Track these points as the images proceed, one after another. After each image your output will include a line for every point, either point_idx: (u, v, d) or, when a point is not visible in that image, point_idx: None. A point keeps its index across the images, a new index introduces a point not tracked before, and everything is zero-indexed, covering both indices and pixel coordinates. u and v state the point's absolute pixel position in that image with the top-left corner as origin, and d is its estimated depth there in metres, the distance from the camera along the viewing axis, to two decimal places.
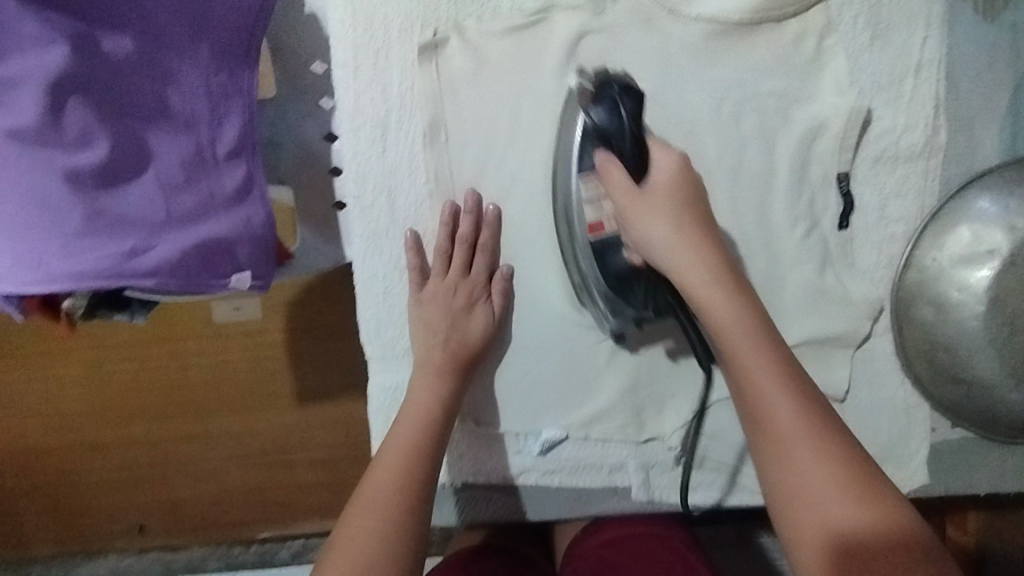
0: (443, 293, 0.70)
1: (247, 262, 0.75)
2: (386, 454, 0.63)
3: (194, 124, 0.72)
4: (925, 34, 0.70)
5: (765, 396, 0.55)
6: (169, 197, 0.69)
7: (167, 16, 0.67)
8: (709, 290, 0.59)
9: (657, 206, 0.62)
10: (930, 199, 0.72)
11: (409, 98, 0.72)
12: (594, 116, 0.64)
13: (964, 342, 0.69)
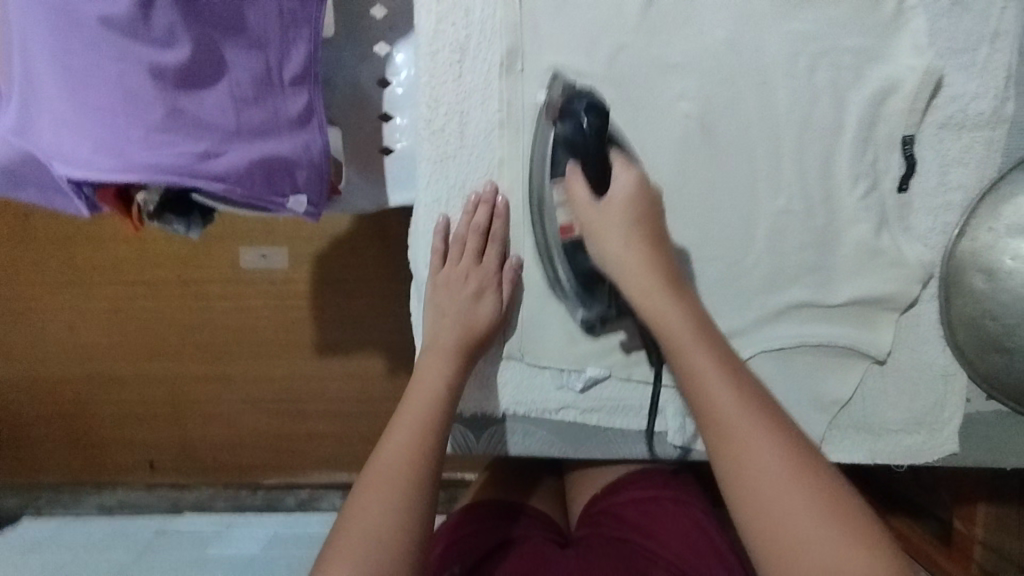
0: (456, 278, 0.72)
1: (304, 185, 0.77)
2: (390, 438, 0.65)
3: (266, 45, 0.71)
4: (1006, 2, 0.70)
5: (705, 386, 0.60)
6: (239, 108, 0.71)
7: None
8: (648, 295, 0.66)
9: (612, 222, 0.67)
10: (991, 171, 0.73)
11: (489, 26, 0.72)
12: (561, 129, 0.69)
13: (1011, 311, 0.70)
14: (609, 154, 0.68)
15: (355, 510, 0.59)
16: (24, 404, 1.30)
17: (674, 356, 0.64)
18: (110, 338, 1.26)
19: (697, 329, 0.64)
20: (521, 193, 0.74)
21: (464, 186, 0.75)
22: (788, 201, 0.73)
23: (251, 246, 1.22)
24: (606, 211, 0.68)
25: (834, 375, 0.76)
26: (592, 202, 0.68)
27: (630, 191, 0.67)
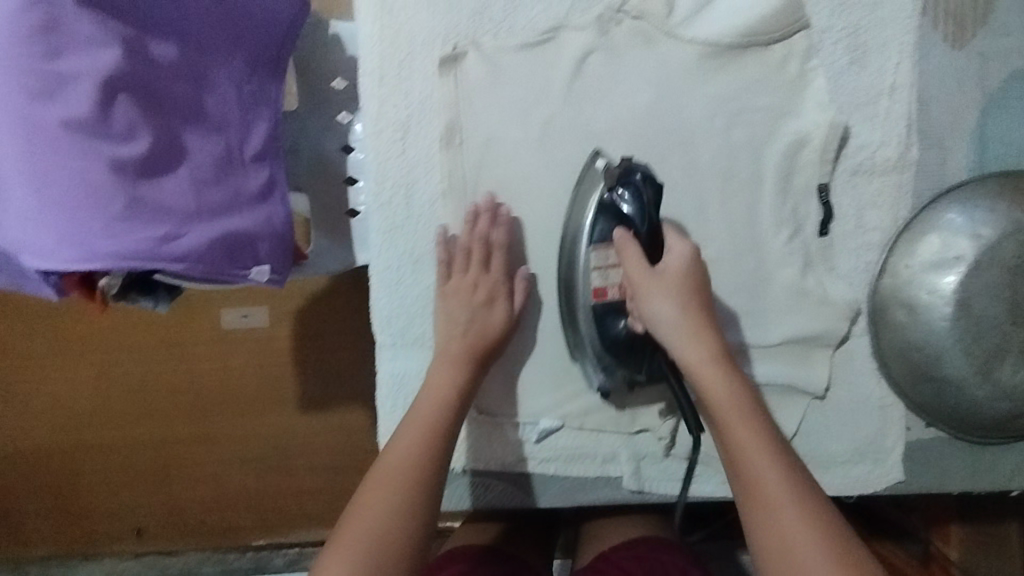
0: (466, 288, 0.74)
1: (269, 257, 0.74)
2: (399, 439, 0.64)
3: (227, 129, 0.73)
4: (899, 59, 0.76)
5: (754, 464, 0.58)
6: (198, 190, 0.69)
7: (205, 26, 0.70)
8: (706, 368, 0.63)
9: (666, 286, 0.66)
10: (903, 211, 0.78)
11: (428, 105, 0.78)
12: (623, 199, 0.69)
13: (933, 343, 0.74)
14: (661, 227, 0.70)
15: (357, 512, 0.57)
16: (8, 477, 1.25)
17: (722, 433, 0.61)
18: (94, 405, 1.23)
19: (747, 408, 0.61)
20: None
21: (413, 254, 0.79)
22: (718, 249, 0.77)
23: (232, 307, 1.22)
24: (659, 279, 0.66)
25: (778, 412, 0.79)
26: (648, 268, 0.67)
27: (685, 266, 0.67)
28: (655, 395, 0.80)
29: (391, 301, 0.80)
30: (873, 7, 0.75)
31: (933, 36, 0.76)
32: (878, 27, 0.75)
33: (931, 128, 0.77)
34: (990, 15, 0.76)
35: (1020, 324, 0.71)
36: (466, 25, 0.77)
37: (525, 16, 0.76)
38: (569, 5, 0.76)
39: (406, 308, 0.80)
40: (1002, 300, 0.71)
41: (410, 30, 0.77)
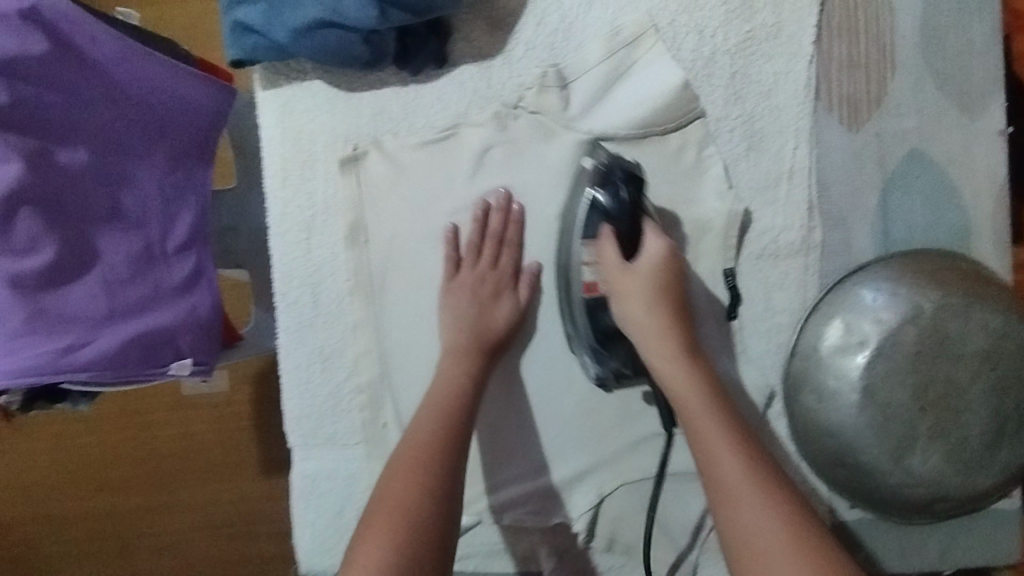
0: (472, 282, 0.74)
1: (189, 349, 0.78)
2: (418, 415, 0.68)
3: (145, 225, 0.76)
4: (796, 143, 0.77)
5: (715, 461, 0.61)
6: (113, 292, 0.71)
7: (122, 126, 0.74)
8: (668, 366, 0.67)
9: (637, 288, 0.69)
10: (812, 292, 0.78)
11: (332, 205, 0.78)
12: (601, 197, 0.70)
13: (846, 430, 0.72)
14: (643, 224, 0.70)
15: (382, 496, 0.62)
16: None
17: (688, 426, 0.64)
18: (56, 478, 1.21)
19: (710, 400, 0.64)
20: (377, 355, 0.78)
21: (321, 352, 0.79)
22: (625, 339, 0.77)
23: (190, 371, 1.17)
24: (630, 278, 0.69)
25: (698, 499, 0.77)
26: (621, 264, 0.69)
27: (658, 262, 0.69)
28: (573, 486, 0.78)
29: (301, 399, 0.79)
30: (766, 95, 0.76)
31: (829, 119, 0.77)
32: (773, 113, 0.77)
33: (833, 210, 0.78)
34: (884, 97, 0.77)
35: (926, 410, 0.71)
36: (366, 125, 0.78)
37: (425, 114, 0.78)
38: (469, 102, 0.77)
39: (316, 407, 0.79)
40: (907, 386, 0.71)
41: (311, 131, 0.78)
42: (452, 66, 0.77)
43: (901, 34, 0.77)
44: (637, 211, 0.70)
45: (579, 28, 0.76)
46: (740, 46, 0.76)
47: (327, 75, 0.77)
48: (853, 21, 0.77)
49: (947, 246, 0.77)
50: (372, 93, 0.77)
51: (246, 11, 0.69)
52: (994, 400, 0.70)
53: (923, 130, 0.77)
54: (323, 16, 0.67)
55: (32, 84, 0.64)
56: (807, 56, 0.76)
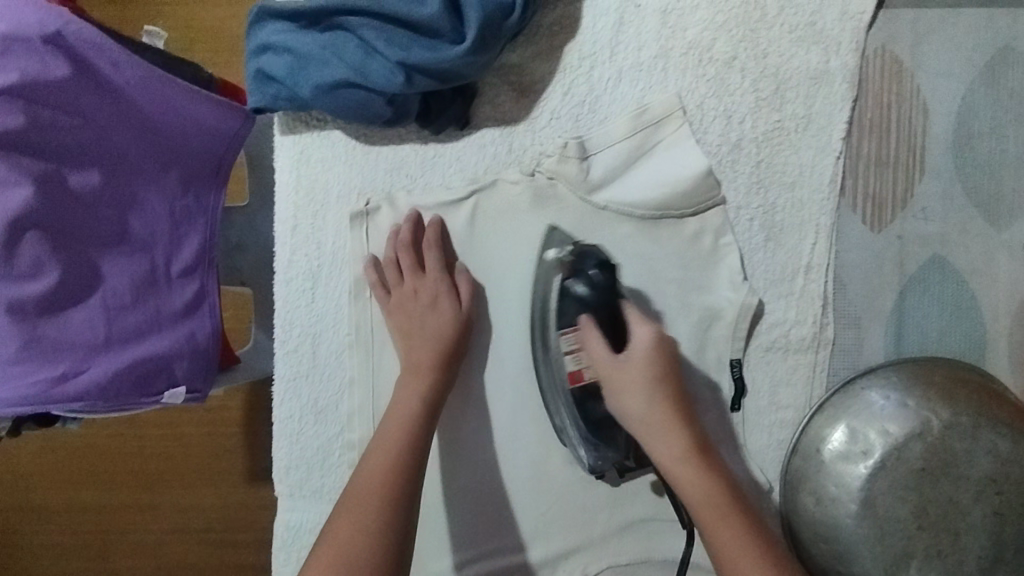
0: (409, 296, 0.72)
1: (183, 376, 0.76)
2: (372, 454, 0.64)
3: (150, 248, 0.74)
4: (815, 238, 0.75)
5: (717, 539, 0.60)
6: (111, 318, 0.69)
7: (137, 151, 0.71)
8: (677, 465, 0.63)
9: (633, 382, 0.65)
10: (818, 389, 0.76)
11: (341, 255, 0.77)
12: (578, 288, 0.67)
13: (842, 537, 0.70)
14: (622, 312, 0.67)
15: (329, 539, 0.59)
16: None
17: (705, 529, 0.61)
18: (42, 466, 1.19)
19: (725, 494, 0.62)
20: (371, 413, 0.76)
21: (316, 404, 0.77)
22: None
23: None
24: (624, 372, 0.65)
25: None
26: (610, 358, 0.65)
27: (650, 347, 0.66)
28: (556, 563, 0.75)
29: (290, 449, 0.78)
30: (789, 186, 0.75)
31: (851, 217, 0.76)
32: (795, 206, 0.75)
33: (845, 308, 0.77)
34: (910, 200, 0.76)
35: (923, 529, 0.69)
36: (381, 180, 0.77)
37: (442, 174, 0.76)
38: (488, 166, 0.76)
39: (306, 457, 0.78)
40: (907, 503, 0.69)
41: (325, 181, 0.77)
42: (474, 129, 0.76)
43: (934, 139, 0.76)
44: (614, 300, 0.67)
45: (605, 103, 0.75)
46: (768, 135, 0.75)
47: (347, 127, 0.76)
48: (886, 120, 0.76)
49: (961, 357, 0.76)
50: (391, 148, 0.76)
51: (271, 61, 0.68)
52: (994, 526, 0.68)
53: (946, 236, 0.76)
54: (348, 74, 0.66)
55: (51, 108, 0.62)
56: (835, 151, 0.75)
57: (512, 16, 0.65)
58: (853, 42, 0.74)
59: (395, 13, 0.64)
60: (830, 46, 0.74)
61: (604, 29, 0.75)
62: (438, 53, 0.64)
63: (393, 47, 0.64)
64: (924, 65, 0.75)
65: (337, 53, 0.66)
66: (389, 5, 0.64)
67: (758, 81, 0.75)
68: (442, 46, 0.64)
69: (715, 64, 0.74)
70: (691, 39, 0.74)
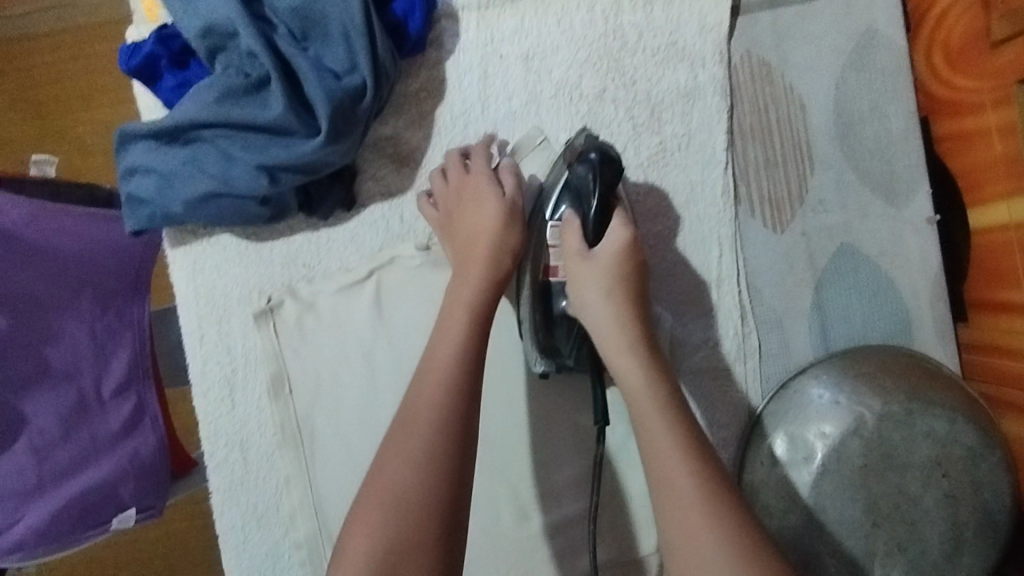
0: (450, 194, 0.69)
1: (133, 499, 0.69)
2: (428, 368, 0.57)
3: (75, 375, 0.66)
4: (721, 250, 0.75)
5: (648, 433, 0.56)
6: (40, 459, 0.63)
7: (43, 285, 0.63)
8: (619, 354, 0.60)
9: (596, 275, 0.62)
10: (754, 400, 0.75)
11: (253, 355, 0.76)
12: (574, 172, 0.65)
13: (802, 549, 0.69)
14: (614, 208, 0.66)
15: (377, 470, 0.53)
16: None
17: (637, 427, 0.57)
18: None
19: (664, 389, 0.58)
20: (312, 509, 0.74)
21: (256, 509, 0.76)
22: (568, 473, 0.74)
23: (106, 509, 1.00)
24: (595, 262, 0.63)
25: None
26: (583, 250, 0.64)
27: (620, 249, 0.63)
28: None
29: (239, 560, 0.76)
30: (684, 205, 0.75)
31: (752, 222, 0.76)
32: (694, 223, 0.75)
33: (765, 313, 0.76)
34: (806, 195, 0.76)
35: (880, 526, 0.68)
36: (280, 275, 0.76)
37: (340, 257, 0.76)
38: (384, 242, 0.76)
39: (255, 567, 0.76)
40: (858, 502, 0.68)
41: (225, 285, 0.76)
42: (361, 207, 0.75)
43: (816, 130, 0.76)
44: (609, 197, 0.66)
45: None
46: (653, 159, 0.75)
47: (234, 228, 0.75)
48: (765, 122, 0.76)
49: (888, 342, 0.75)
50: (281, 241, 0.76)
51: (137, 183, 0.67)
52: (947, 509, 0.67)
53: (849, 223, 0.76)
54: (216, 186, 0.66)
55: None
56: (721, 162, 0.75)
57: (364, 99, 0.65)
58: (716, 53, 0.75)
59: (244, 120, 0.64)
60: (695, 61, 0.75)
61: (471, 86, 0.75)
62: (297, 151, 0.64)
63: (251, 152, 0.65)
64: (791, 62, 0.76)
65: (200, 167, 0.66)
66: (238, 114, 0.64)
67: (632, 108, 0.75)
68: (300, 143, 0.64)
69: (585, 99, 0.75)
70: (558, 80, 0.75)
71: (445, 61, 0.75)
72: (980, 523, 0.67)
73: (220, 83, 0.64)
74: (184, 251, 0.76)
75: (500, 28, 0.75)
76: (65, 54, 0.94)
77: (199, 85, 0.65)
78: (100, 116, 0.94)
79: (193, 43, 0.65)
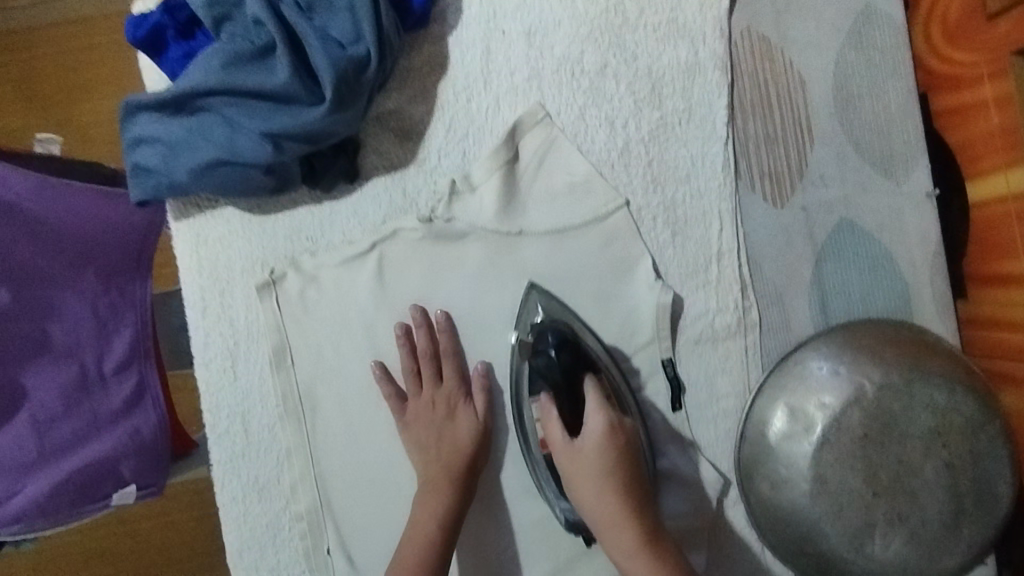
0: (424, 409, 0.72)
1: (135, 475, 0.69)
2: (420, 499, 0.68)
3: (76, 351, 0.67)
4: (721, 223, 0.75)
5: (628, 561, 0.61)
6: (41, 432, 0.64)
7: (41, 260, 0.63)
8: (625, 555, 0.62)
9: (585, 472, 0.65)
10: (754, 372, 0.76)
11: (256, 328, 0.76)
12: (535, 364, 0.68)
13: (801, 519, 0.69)
14: (584, 381, 0.67)
15: None
16: None
17: None
18: None
19: (671, 575, 0.60)
20: (316, 481, 0.75)
21: (258, 481, 0.76)
22: None
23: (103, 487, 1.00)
24: (579, 459, 0.65)
25: None
26: (565, 443, 0.66)
27: (600, 437, 0.65)
28: None
29: (241, 532, 0.76)
30: (685, 179, 0.76)
31: (752, 196, 0.76)
32: (694, 197, 0.76)
33: (766, 287, 0.76)
34: (806, 169, 0.76)
35: (880, 496, 0.68)
36: (283, 248, 0.76)
37: (342, 230, 0.76)
38: (386, 215, 0.76)
39: (257, 538, 0.76)
40: (858, 472, 0.68)
41: (228, 258, 0.76)
42: (364, 180, 0.76)
43: (816, 106, 0.77)
44: (575, 365, 0.67)
45: (487, 130, 0.76)
46: (654, 134, 0.76)
47: (239, 203, 0.76)
48: (766, 98, 0.77)
49: (888, 315, 0.75)
50: (285, 213, 0.76)
51: (145, 154, 0.68)
52: (948, 480, 0.67)
53: (848, 198, 0.76)
54: (221, 155, 0.66)
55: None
56: (722, 137, 0.75)
57: (368, 68, 0.66)
58: (717, 30, 0.75)
59: (250, 87, 0.64)
60: (696, 37, 0.75)
61: (474, 61, 0.76)
62: (301, 119, 0.65)
63: (256, 120, 0.65)
64: (791, 38, 0.77)
65: (205, 136, 0.66)
66: (244, 82, 0.64)
67: (633, 83, 0.76)
68: (304, 111, 0.65)
69: (588, 74, 0.76)
70: (560, 55, 0.76)
71: (449, 36, 0.76)
72: (979, 494, 0.67)
73: (226, 49, 0.65)
74: (187, 224, 0.76)
75: (503, 4, 0.76)
76: (73, 39, 0.95)
77: (205, 53, 0.66)
78: (105, 94, 0.95)
79: (200, 12, 0.65)
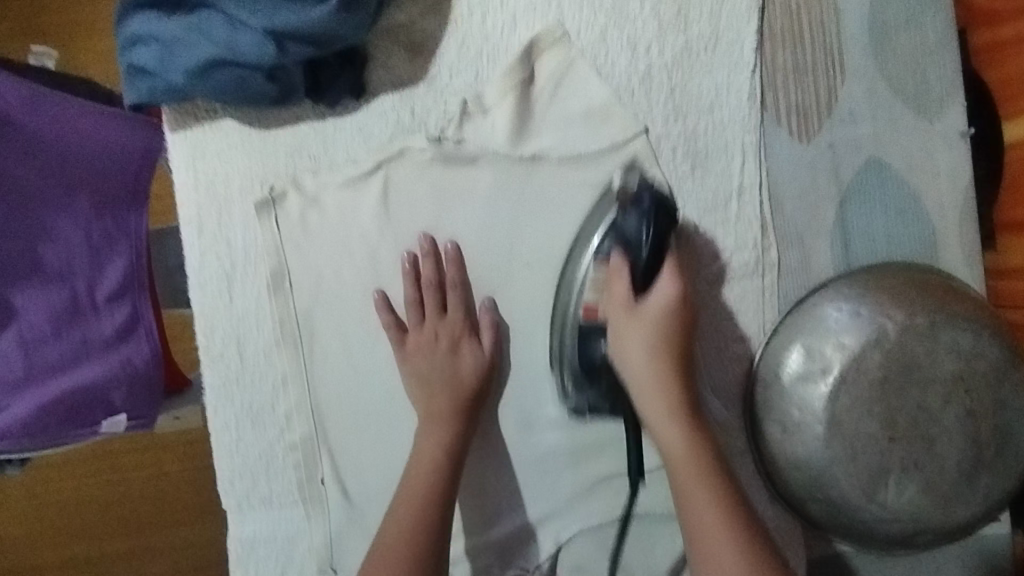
0: (427, 340, 0.69)
1: (126, 406, 0.65)
2: (421, 445, 0.65)
3: (68, 276, 0.64)
4: (744, 156, 0.72)
5: (664, 436, 0.61)
6: (29, 352, 0.62)
7: (32, 176, 0.60)
8: (660, 418, 0.62)
9: (642, 332, 0.63)
10: (771, 314, 0.73)
11: (252, 249, 0.73)
12: (625, 219, 0.65)
13: (813, 463, 0.66)
14: (665, 258, 0.65)
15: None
16: None
17: (677, 479, 0.60)
18: None
19: (705, 452, 0.60)
20: (311, 408, 0.72)
21: (251, 408, 0.73)
22: None
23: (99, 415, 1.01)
24: (642, 320, 0.63)
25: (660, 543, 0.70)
26: (631, 303, 0.63)
27: (669, 304, 0.63)
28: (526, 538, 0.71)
29: (233, 459, 0.73)
30: (708, 109, 0.72)
31: (778, 130, 0.73)
32: (717, 128, 0.72)
33: (787, 226, 0.73)
34: (835, 104, 0.73)
35: (896, 441, 0.65)
36: (284, 165, 0.73)
37: (346, 148, 0.73)
38: (392, 135, 0.72)
39: (248, 466, 0.73)
40: (874, 416, 0.65)
41: (226, 175, 0.73)
42: (371, 98, 0.72)
43: (849, 38, 0.73)
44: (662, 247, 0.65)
45: (502, 49, 0.72)
46: (678, 59, 0.72)
47: (238, 115, 0.72)
48: (797, 27, 0.73)
49: (914, 260, 0.72)
50: (285, 130, 0.73)
51: (139, 54, 0.64)
52: (968, 426, 0.64)
53: (878, 136, 0.73)
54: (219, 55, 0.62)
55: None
56: (749, 65, 0.72)
57: None
58: None
59: None
60: None
61: None
62: (305, 17, 0.61)
63: (258, 17, 0.61)
64: None
65: (203, 34, 0.62)
66: None
67: (658, 5, 0.72)
68: (309, 9, 0.61)
69: None
70: None
71: None
72: (999, 443, 0.65)
73: None
74: (184, 139, 0.73)
75: None
76: None
77: None
78: None
79: None
